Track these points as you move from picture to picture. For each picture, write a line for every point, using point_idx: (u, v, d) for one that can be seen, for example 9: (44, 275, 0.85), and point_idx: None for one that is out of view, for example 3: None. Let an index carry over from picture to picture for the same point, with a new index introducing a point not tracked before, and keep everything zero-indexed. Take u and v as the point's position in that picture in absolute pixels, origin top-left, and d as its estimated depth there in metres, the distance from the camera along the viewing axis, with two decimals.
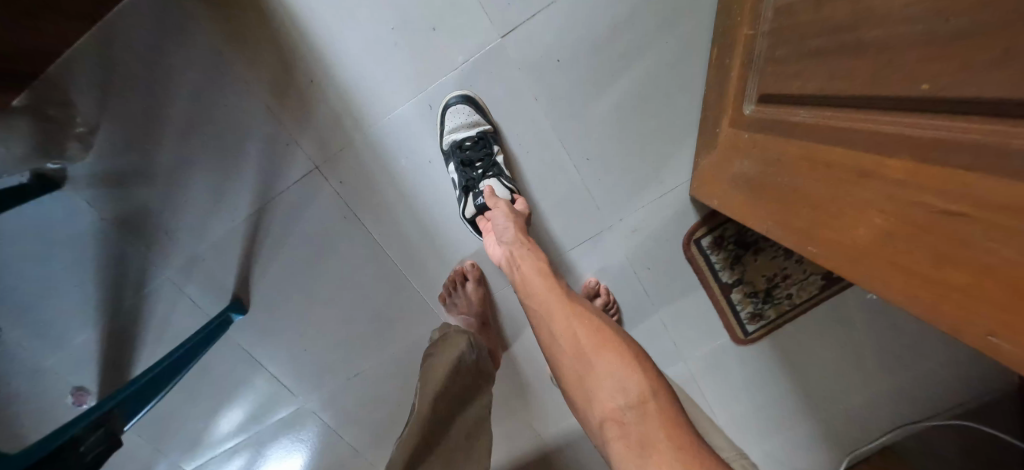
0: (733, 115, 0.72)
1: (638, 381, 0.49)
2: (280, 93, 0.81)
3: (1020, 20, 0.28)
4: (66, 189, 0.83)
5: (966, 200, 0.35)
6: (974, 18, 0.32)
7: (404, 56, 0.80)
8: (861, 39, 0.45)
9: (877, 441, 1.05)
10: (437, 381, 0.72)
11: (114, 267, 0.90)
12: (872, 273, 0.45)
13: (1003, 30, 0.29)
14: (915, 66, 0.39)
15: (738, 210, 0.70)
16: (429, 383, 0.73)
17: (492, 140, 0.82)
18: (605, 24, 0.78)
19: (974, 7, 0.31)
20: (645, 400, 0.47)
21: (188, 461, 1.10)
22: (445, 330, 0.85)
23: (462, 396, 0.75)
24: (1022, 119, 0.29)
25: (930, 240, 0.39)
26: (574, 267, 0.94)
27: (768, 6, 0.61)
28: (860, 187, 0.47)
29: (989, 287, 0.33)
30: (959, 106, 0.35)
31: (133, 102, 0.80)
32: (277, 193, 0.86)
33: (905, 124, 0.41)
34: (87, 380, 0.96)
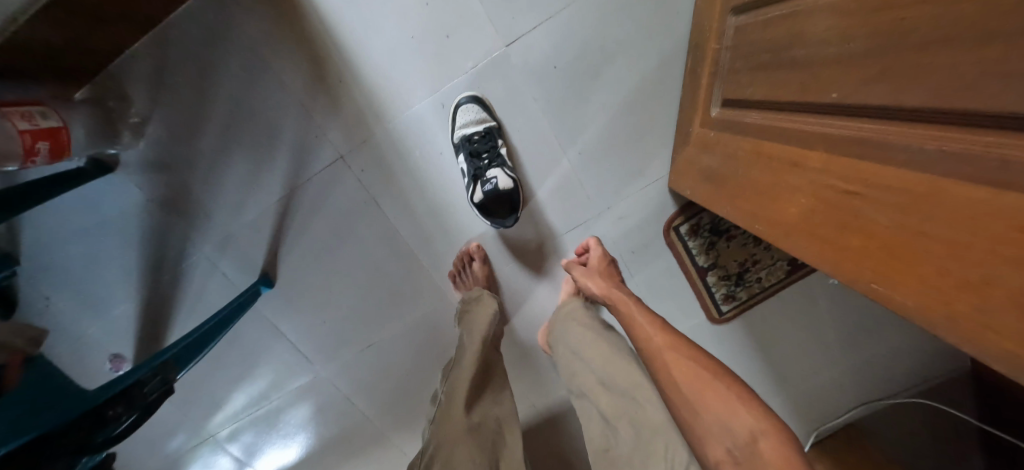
0: (702, 116, 0.83)
1: (746, 425, 0.55)
2: (311, 92, 0.92)
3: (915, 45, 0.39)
4: (118, 173, 0.95)
5: (861, 181, 0.47)
6: (877, 43, 0.43)
7: (421, 61, 0.91)
8: (794, 56, 0.57)
9: (846, 416, 1.18)
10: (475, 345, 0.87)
11: (156, 245, 1.01)
12: (798, 243, 0.57)
13: (902, 52, 0.40)
14: (830, 79, 0.51)
15: (704, 197, 0.82)
16: (469, 338, 0.90)
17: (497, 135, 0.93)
18: (596, 36, 0.89)
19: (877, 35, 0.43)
20: (758, 439, 0.52)
21: (213, 426, 1.21)
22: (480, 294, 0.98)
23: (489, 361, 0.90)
24: (911, 122, 0.41)
25: (836, 213, 0.51)
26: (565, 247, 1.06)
27: (731, 25, 0.73)
28: (792, 174, 0.58)
29: (875, 246, 0.46)
30: (859, 109, 0.47)
31: (180, 97, 0.91)
32: (305, 180, 0.97)
33: (824, 125, 0.53)
34: (125, 348, 1.07)
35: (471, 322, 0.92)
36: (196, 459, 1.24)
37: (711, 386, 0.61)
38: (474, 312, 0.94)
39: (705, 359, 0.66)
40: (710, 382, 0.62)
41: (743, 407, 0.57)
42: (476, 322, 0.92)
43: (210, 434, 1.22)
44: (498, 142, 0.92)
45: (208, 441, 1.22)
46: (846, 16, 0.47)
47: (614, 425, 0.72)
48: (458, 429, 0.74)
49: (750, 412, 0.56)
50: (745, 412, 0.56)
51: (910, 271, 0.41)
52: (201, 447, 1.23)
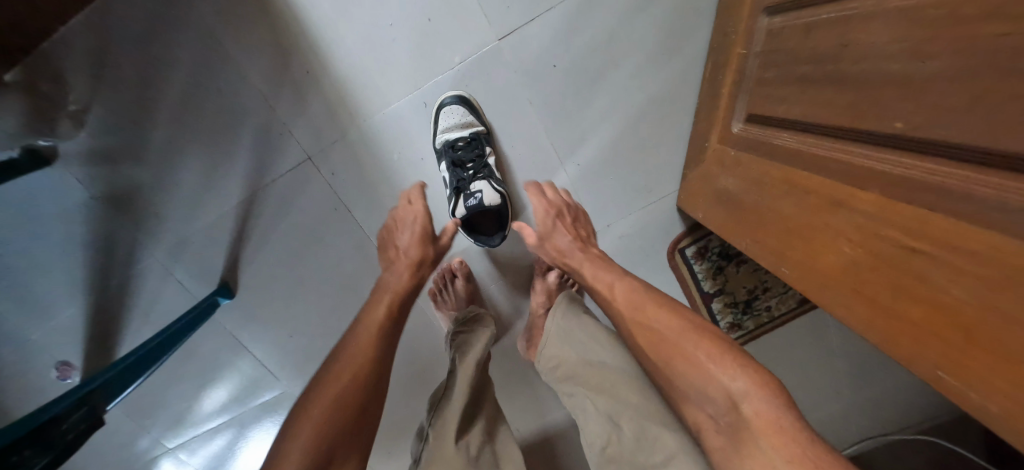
0: (721, 131, 0.73)
1: (724, 390, 0.47)
2: (276, 82, 0.81)
3: (1014, 75, 0.29)
4: (58, 166, 0.83)
5: (928, 238, 0.37)
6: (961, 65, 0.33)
7: (402, 52, 0.80)
8: (844, 72, 0.47)
9: (854, 448, 1.03)
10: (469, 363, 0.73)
11: (103, 246, 0.90)
12: (837, 301, 0.47)
13: (995, 82, 0.31)
14: (893, 106, 0.41)
15: (718, 224, 0.72)
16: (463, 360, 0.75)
17: (485, 141, 0.82)
18: (603, 32, 0.78)
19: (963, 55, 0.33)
20: (741, 406, 0.44)
21: (171, 439, 1.12)
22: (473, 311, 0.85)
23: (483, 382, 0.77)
24: (998, 170, 0.31)
25: (890, 273, 0.41)
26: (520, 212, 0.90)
27: (761, 28, 0.62)
28: (833, 215, 0.48)
29: (943, 323, 0.36)
30: (932, 149, 0.37)
31: (128, 82, 0.81)
32: (269, 181, 0.87)
33: (881, 161, 0.42)
34: (73, 356, 0.95)
35: (464, 338, 0.79)
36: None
37: (678, 347, 0.53)
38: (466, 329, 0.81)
39: (667, 314, 0.56)
40: (674, 343, 0.53)
41: (718, 367, 0.48)
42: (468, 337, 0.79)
43: (169, 447, 1.13)
44: (486, 150, 0.82)
45: (166, 454, 1.13)
46: (926, 27, 0.37)
47: (619, 422, 0.61)
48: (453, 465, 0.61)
49: (732, 373, 0.47)
50: (717, 372, 0.48)
51: (990, 365, 0.32)
52: (159, 460, 1.14)
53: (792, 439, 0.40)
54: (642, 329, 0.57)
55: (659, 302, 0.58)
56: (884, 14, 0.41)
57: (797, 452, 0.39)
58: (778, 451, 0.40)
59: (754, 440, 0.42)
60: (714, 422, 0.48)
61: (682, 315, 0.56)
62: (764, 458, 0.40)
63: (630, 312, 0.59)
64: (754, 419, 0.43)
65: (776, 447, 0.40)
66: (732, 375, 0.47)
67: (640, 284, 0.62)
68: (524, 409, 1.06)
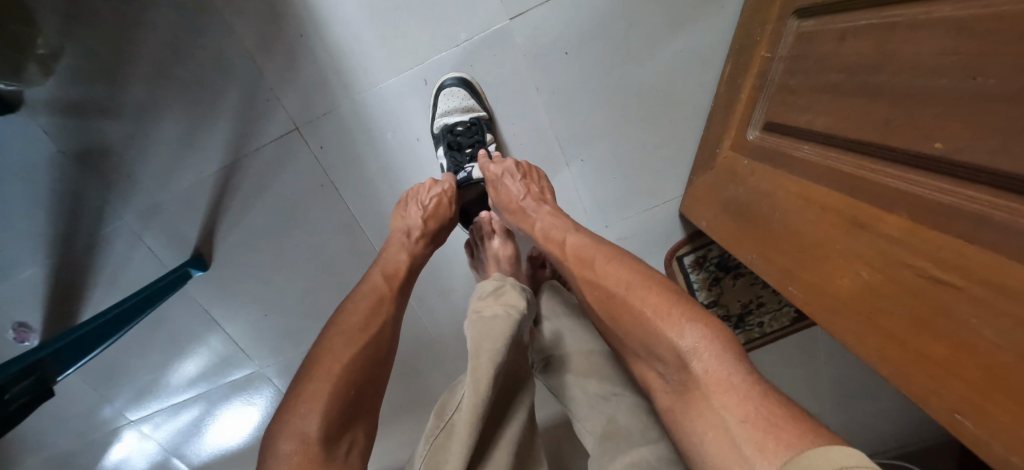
0: (735, 137, 0.69)
1: (672, 348, 0.38)
2: (265, 42, 0.75)
3: None
4: (21, 113, 0.77)
5: (956, 269, 0.34)
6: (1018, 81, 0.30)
7: (405, 23, 0.74)
8: (881, 84, 0.43)
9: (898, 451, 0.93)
10: (484, 371, 0.43)
11: (69, 204, 0.85)
12: (848, 328, 0.44)
13: None
14: (934, 124, 0.37)
15: (724, 234, 0.68)
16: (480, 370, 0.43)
17: (486, 127, 0.77)
18: (621, 21, 0.74)
19: None
20: (690, 365, 0.36)
21: (134, 412, 1.06)
22: (503, 288, 0.54)
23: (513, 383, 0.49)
24: None
25: (911, 304, 0.38)
26: (502, 144, 0.81)
27: (791, 31, 0.58)
28: (853, 236, 0.45)
29: (963, 362, 0.33)
30: (972, 173, 0.34)
31: (104, 28, 0.74)
32: (252, 149, 0.81)
33: (913, 182, 0.39)
34: (31, 317, 0.90)
35: (480, 324, 0.48)
36: (111, 447, 1.09)
37: (625, 305, 0.44)
38: (486, 310, 0.50)
39: (620, 269, 0.48)
40: (622, 300, 0.45)
41: (664, 324, 0.40)
42: (488, 324, 0.48)
43: (132, 421, 1.07)
44: (487, 136, 0.77)
45: (127, 427, 1.08)
46: (981, 37, 0.33)
47: (610, 395, 0.53)
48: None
49: (679, 329, 0.38)
50: (663, 329, 0.39)
51: (1010, 411, 0.29)
52: (120, 434, 1.08)
53: (746, 395, 0.33)
54: (591, 288, 0.50)
55: (608, 254, 0.50)
56: (934, 23, 0.38)
57: (751, 411, 0.32)
58: (733, 410, 0.32)
59: (707, 402, 0.34)
60: (662, 378, 0.40)
61: (636, 268, 0.47)
62: (714, 416, 0.33)
63: (581, 271, 0.52)
64: (704, 378, 0.35)
65: (728, 404, 0.33)
66: (680, 333, 0.38)
67: (592, 236, 0.54)
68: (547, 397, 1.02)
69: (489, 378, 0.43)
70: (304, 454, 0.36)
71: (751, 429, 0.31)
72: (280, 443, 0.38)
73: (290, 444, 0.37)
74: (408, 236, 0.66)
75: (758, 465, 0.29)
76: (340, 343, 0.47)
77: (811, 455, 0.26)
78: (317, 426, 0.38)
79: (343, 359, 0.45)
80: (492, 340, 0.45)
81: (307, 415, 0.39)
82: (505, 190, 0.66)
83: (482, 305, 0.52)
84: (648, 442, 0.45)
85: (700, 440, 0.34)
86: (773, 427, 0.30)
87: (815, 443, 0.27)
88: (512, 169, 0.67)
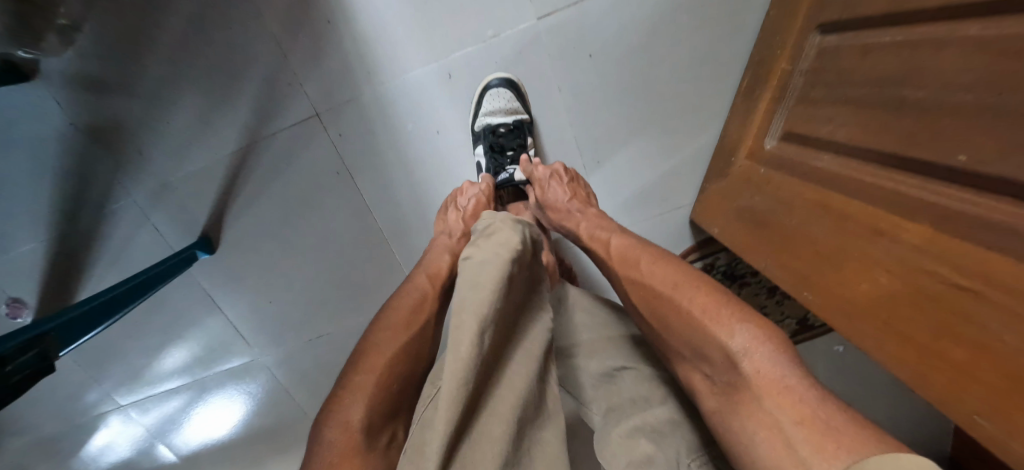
0: (751, 147, 0.71)
1: (722, 348, 0.38)
2: (291, 27, 0.75)
3: None
4: (36, 83, 0.78)
5: (977, 276, 0.35)
6: None
7: (432, 17, 0.75)
8: (905, 98, 0.45)
9: None
10: (486, 289, 0.39)
11: (77, 179, 0.84)
12: (866, 334, 0.45)
13: None
14: (958, 137, 0.39)
15: (738, 241, 0.69)
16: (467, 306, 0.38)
17: (527, 130, 0.79)
18: (644, 28, 0.75)
19: None
20: (741, 365, 0.37)
21: (124, 397, 1.04)
22: (498, 227, 0.49)
23: (517, 315, 0.45)
24: None
25: (932, 311, 0.39)
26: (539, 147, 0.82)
27: (813, 45, 0.60)
28: (873, 244, 0.46)
29: (984, 368, 0.34)
30: (998, 185, 0.35)
31: (126, 4, 0.74)
32: (270, 133, 0.81)
33: (936, 193, 0.41)
34: (27, 293, 0.88)
35: (470, 265, 0.44)
36: (98, 431, 1.06)
37: (672, 301, 0.45)
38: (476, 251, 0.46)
39: (666, 270, 0.48)
40: (668, 297, 0.45)
41: (714, 324, 0.40)
42: (492, 248, 0.44)
43: (121, 405, 1.04)
44: (527, 139, 0.78)
45: (116, 412, 1.05)
46: (1007, 54, 0.35)
47: (619, 371, 0.52)
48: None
49: (729, 328, 0.39)
50: (713, 329, 0.39)
51: None
52: (107, 418, 1.05)
53: (801, 399, 0.33)
54: (637, 286, 0.50)
55: (654, 254, 0.51)
56: (962, 41, 0.40)
57: (806, 412, 0.32)
58: (786, 411, 0.32)
59: (758, 402, 0.34)
60: (709, 380, 0.40)
61: (682, 269, 0.48)
62: (767, 417, 0.33)
63: (627, 272, 0.52)
64: (756, 379, 0.35)
65: (781, 405, 0.33)
66: (731, 333, 0.38)
67: (637, 238, 0.56)
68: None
69: (495, 294, 0.39)
70: (347, 441, 0.37)
71: (807, 430, 0.31)
72: (325, 431, 0.38)
73: (335, 431, 0.38)
74: (451, 238, 0.65)
75: (815, 464, 0.29)
76: (383, 337, 0.46)
77: (880, 456, 0.26)
78: (360, 415, 0.39)
79: (387, 353, 0.44)
80: (496, 261, 0.42)
81: (352, 405, 0.39)
82: (552, 193, 0.68)
83: (475, 247, 0.47)
84: (658, 403, 0.47)
85: (751, 441, 0.34)
86: (831, 431, 0.30)
87: (874, 446, 0.27)
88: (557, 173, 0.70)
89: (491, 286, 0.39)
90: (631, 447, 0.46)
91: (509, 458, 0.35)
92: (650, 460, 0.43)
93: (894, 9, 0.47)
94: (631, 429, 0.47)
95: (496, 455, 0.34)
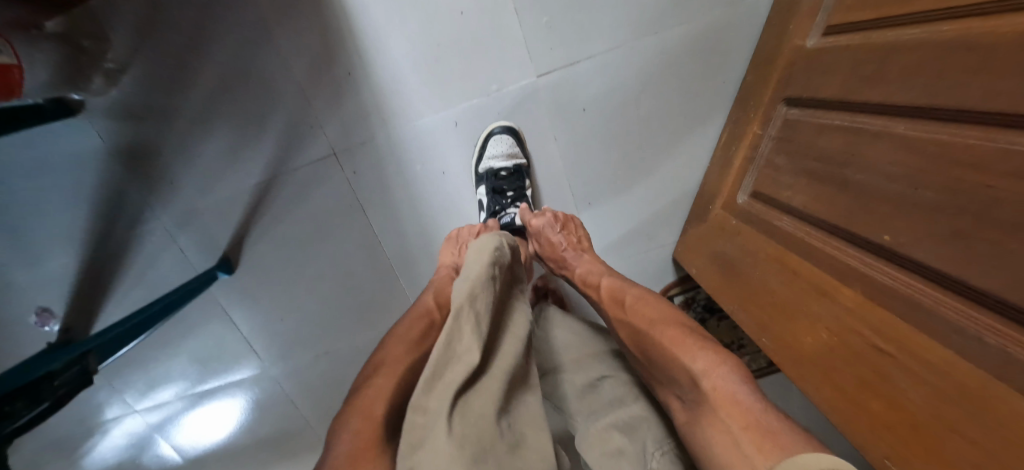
0: (726, 200, 0.78)
1: (685, 370, 0.44)
2: (316, 77, 0.85)
3: (990, 219, 0.35)
4: (81, 118, 0.86)
5: (891, 340, 0.43)
6: (947, 199, 0.39)
7: (442, 73, 0.85)
8: (847, 177, 0.52)
9: None
10: (476, 284, 0.46)
11: (111, 203, 0.91)
12: (803, 378, 0.53)
13: (975, 228, 0.36)
14: (885, 219, 0.46)
15: (711, 284, 0.76)
16: (466, 298, 0.44)
17: (525, 174, 0.87)
18: (632, 88, 0.85)
19: (954, 194, 0.38)
20: (701, 383, 0.42)
21: (137, 400, 1.10)
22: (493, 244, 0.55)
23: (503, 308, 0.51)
24: (963, 299, 0.37)
25: (858, 367, 0.46)
26: (535, 189, 0.91)
27: (779, 114, 0.69)
28: (816, 301, 0.53)
29: (897, 420, 0.41)
30: (909, 264, 0.42)
31: (168, 53, 0.84)
32: (291, 168, 0.89)
33: (864, 263, 0.48)
34: (56, 303, 0.95)
35: (466, 269, 0.50)
36: (110, 432, 1.12)
37: (648, 334, 0.51)
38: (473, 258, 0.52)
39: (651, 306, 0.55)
40: (646, 333, 0.51)
41: (680, 350, 0.45)
42: (476, 253, 0.52)
43: (134, 408, 1.11)
44: (525, 182, 0.87)
45: (129, 416, 1.11)
46: (925, 156, 0.42)
47: (599, 381, 0.61)
48: (480, 411, 0.38)
49: (692, 354, 0.44)
50: (680, 356, 0.45)
51: (933, 463, 0.37)
52: (120, 420, 1.11)
53: (748, 411, 0.38)
54: (622, 324, 0.57)
55: (637, 295, 0.58)
56: (892, 137, 0.47)
57: (752, 419, 0.37)
58: (736, 418, 0.38)
59: (717, 414, 0.39)
60: (680, 400, 0.46)
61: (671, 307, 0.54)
62: (722, 426, 0.38)
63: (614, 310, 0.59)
64: (713, 395, 0.40)
65: (732, 414, 0.38)
66: (695, 357, 0.44)
67: (627, 280, 0.63)
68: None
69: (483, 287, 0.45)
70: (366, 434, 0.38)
71: (753, 435, 0.36)
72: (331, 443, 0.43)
73: (352, 423, 0.39)
74: (453, 269, 0.69)
75: (758, 460, 0.34)
76: (399, 349, 0.49)
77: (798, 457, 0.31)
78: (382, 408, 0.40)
79: (404, 361, 0.47)
80: (477, 266, 0.49)
81: (375, 402, 0.41)
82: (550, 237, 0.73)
83: (474, 253, 0.52)
84: (632, 402, 0.56)
85: (710, 443, 0.39)
86: (770, 434, 0.36)
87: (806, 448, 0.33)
88: (552, 219, 0.74)
89: (475, 284, 0.45)
90: (606, 439, 0.55)
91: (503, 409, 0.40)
92: (622, 451, 0.53)
93: (844, 98, 0.55)
94: (608, 424, 0.56)
95: (491, 405, 0.39)
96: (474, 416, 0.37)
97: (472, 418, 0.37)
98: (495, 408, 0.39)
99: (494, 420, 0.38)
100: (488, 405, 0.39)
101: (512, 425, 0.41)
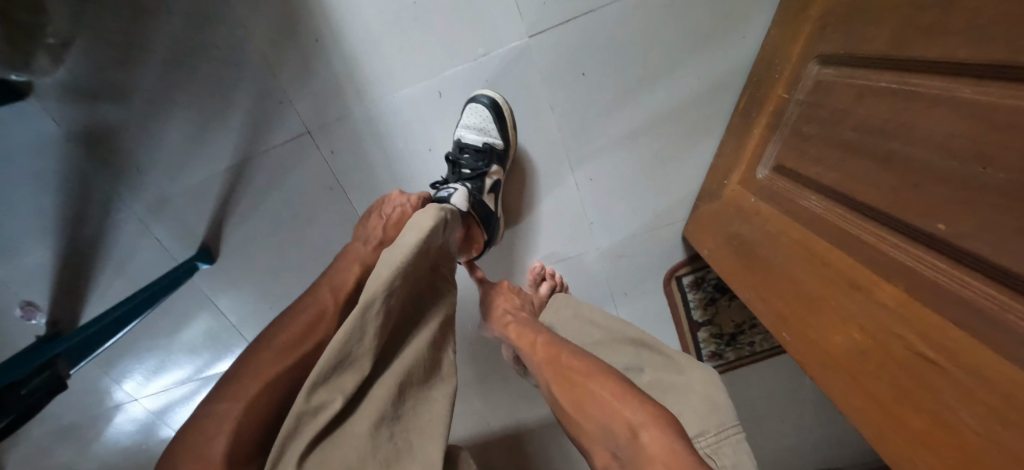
0: (744, 173, 0.71)
1: (623, 420, 0.40)
2: (279, 45, 0.76)
3: None
4: (32, 103, 0.79)
5: (935, 346, 0.37)
6: (1011, 178, 0.31)
7: (421, 36, 0.75)
8: (891, 152, 0.44)
9: None
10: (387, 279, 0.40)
11: (78, 191, 0.85)
12: (829, 381, 0.48)
13: None
14: (937, 202, 0.38)
15: (726, 268, 0.71)
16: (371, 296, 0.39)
17: (495, 157, 0.77)
18: (634, 47, 0.75)
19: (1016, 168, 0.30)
20: (639, 435, 0.38)
21: (138, 389, 1.09)
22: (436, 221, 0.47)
23: (415, 295, 0.48)
24: None
25: (900, 374, 0.40)
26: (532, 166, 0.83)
27: (809, 74, 0.59)
28: (850, 297, 0.47)
29: (942, 439, 0.35)
30: (965, 259, 0.35)
31: (116, 23, 0.75)
32: (264, 149, 0.82)
33: (913, 255, 0.40)
34: (38, 296, 0.90)
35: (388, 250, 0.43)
36: (114, 420, 1.12)
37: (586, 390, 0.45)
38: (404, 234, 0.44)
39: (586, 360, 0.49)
40: (581, 384, 0.46)
41: (620, 402, 0.42)
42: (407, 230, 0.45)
43: (134, 397, 1.10)
44: (491, 166, 0.77)
45: (132, 405, 1.11)
46: (990, 124, 0.33)
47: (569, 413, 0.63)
48: (354, 432, 0.38)
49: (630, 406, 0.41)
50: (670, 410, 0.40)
51: None
52: (122, 407, 1.11)
53: None
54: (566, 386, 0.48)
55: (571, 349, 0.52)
56: (951, 102, 0.37)
57: None
58: None
59: None
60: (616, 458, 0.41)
61: None
62: None
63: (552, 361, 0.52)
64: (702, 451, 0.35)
65: None
66: None
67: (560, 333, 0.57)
68: (523, 396, 0.99)
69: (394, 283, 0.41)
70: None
71: None
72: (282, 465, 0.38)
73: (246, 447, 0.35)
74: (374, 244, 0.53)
75: None
76: None
77: None
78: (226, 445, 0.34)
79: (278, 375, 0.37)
80: (400, 248, 0.42)
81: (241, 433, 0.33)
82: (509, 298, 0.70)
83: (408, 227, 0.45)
84: None
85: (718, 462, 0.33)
86: None
87: None
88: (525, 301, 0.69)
89: (390, 276, 0.40)
90: None
91: (389, 416, 0.41)
92: None
93: (891, 54, 0.45)
94: None
95: (371, 419, 0.39)
96: (348, 435, 0.38)
97: (344, 438, 0.38)
98: (375, 418, 0.39)
99: (370, 434, 0.39)
100: (363, 424, 0.39)
101: (400, 430, 0.41)
